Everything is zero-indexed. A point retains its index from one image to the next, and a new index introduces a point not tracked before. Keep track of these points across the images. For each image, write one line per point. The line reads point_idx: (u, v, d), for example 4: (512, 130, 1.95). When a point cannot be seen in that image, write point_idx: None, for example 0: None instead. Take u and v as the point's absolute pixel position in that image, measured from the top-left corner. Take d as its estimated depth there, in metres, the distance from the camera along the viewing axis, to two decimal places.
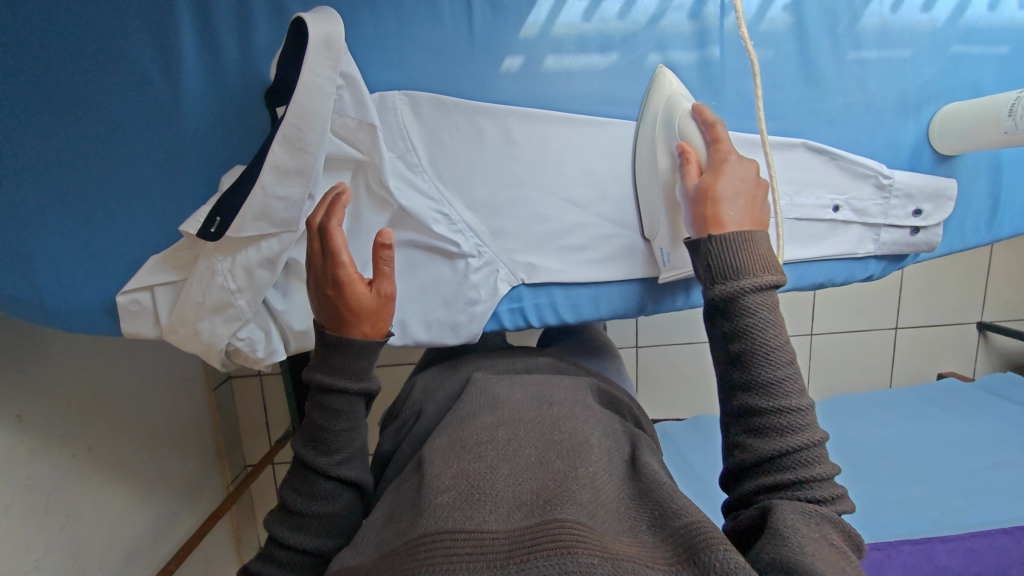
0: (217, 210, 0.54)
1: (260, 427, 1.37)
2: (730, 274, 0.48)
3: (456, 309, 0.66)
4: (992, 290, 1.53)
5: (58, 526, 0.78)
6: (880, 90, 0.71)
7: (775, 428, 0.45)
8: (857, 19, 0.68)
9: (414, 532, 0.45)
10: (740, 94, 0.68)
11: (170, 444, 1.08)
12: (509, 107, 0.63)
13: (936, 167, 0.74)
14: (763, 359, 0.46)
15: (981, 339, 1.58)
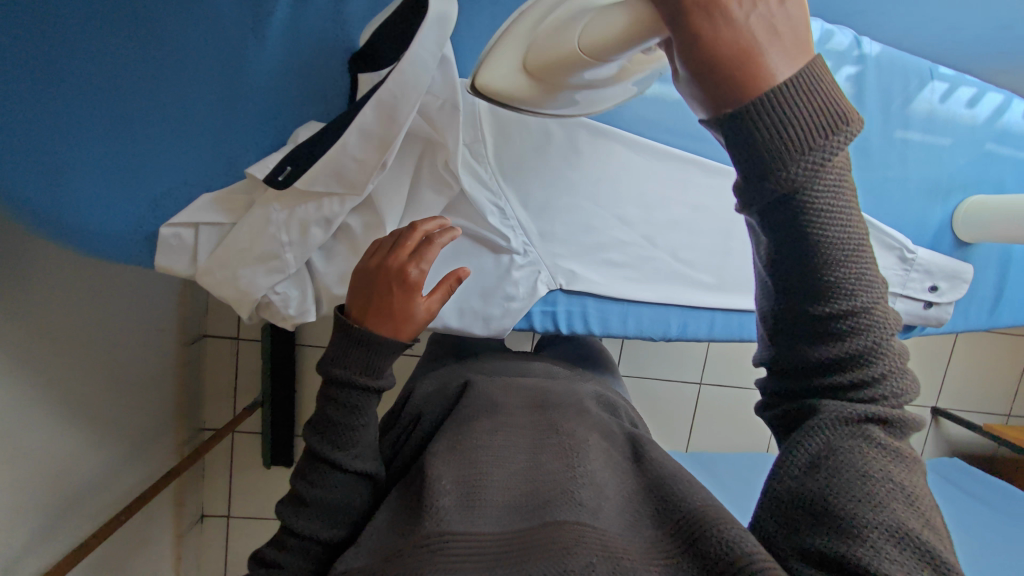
0: (288, 161, 0.59)
1: (225, 392, 1.30)
2: (789, 148, 0.32)
3: (493, 302, 0.72)
4: (949, 378, 1.62)
5: (5, 457, 0.72)
6: (918, 170, 0.81)
7: (845, 339, 0.36)
8: (910, 102, 0.79)
9: (413, 532, 0.45)
10: None
11: (133, 390, 1.02)
12: (583, 118, 0.71)
13: (954, 250, 0.85)
14: (830, 258, 0.35)
15: (933, 423, 1.65)
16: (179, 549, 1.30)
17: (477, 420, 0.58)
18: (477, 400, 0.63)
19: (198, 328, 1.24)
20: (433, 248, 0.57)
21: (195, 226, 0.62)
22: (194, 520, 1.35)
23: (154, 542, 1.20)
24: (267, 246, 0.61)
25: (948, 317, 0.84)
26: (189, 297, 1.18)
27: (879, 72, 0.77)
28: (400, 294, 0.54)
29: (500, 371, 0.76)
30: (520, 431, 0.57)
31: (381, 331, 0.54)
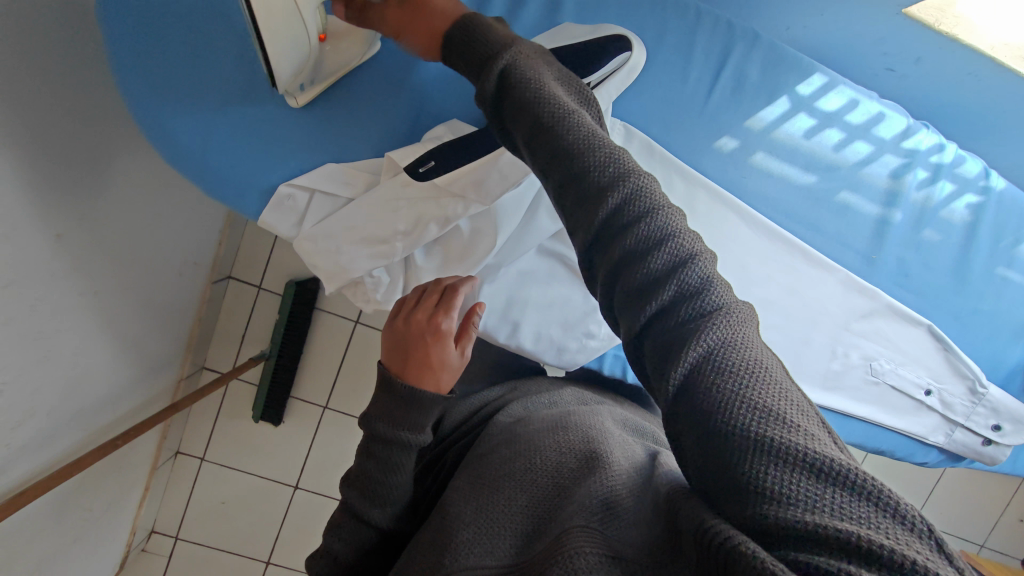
0: (432, 155, 0.61)
1: (234, 338, 1.27)
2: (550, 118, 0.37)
3: (573, 334, 0.77)
4: (934, 498, 1.63)
5: (39, 357, 0.71)
6: (1007, 311, 0.84)
7: (673, 283, 0.34)
8: (1018, 245, 0.82)
9: (437, 567, 0.47)
10: (898, 259, 0.81)
11: (160, 316, 1.01)
12: (705, 180, 0.75)
13: (1021, 395, 0.88)
14: (624, 205, 0.35)
15: None
16: (150, 480, 1.29)
17: (498, 450, 0.58)
18: (501, 432, 0.63)
19: (226, 268, 1.23)
20: (456, 297, 0.60)
21: (313, 191, 0.67)
22: (169, 456, 1.33)
23: (130, 468, 1.18)
24: (380, 232, 0.65)
25: (1003, 458, 0.85)
26: (229, 237, 1.18)
27: (996, 211, 0.81)
28: (429, 342, 0.57)
29: (530, 399, 0.74)
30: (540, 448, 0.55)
31: (420, 386, 0.56)
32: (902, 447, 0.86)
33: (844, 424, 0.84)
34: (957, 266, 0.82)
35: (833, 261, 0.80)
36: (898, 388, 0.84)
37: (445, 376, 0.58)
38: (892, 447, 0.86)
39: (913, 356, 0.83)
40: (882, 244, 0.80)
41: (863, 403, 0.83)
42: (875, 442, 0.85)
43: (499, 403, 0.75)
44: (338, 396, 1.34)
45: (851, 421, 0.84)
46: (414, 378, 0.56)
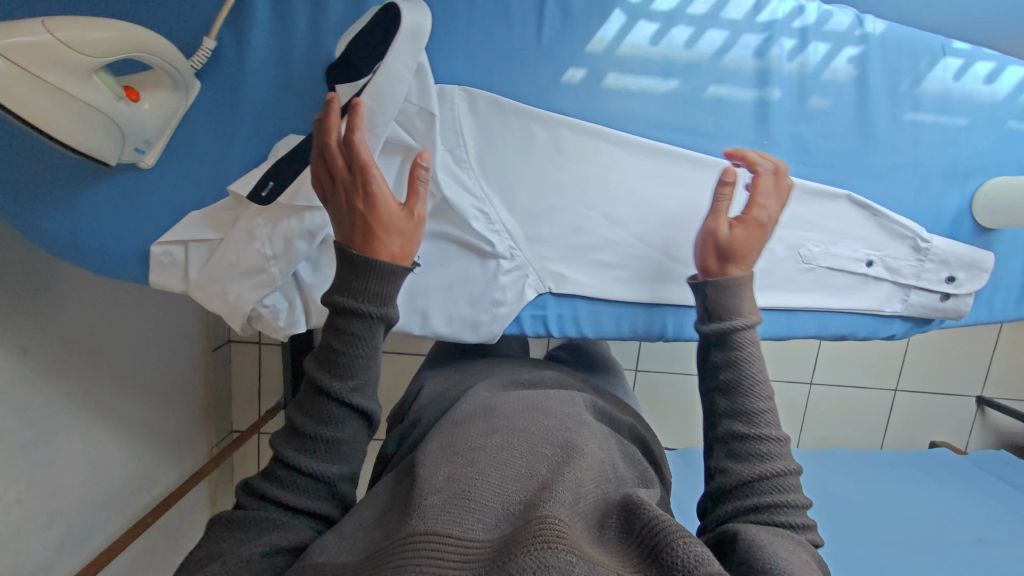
0: (269, 176, 0.63)
1: (248, 396, 1.32)
2: (724, 315, 0.58)
3: (480, 307, 0.71)
4: (998, 366, 1.54)
5: (45, 463, 0.78)
6: (930, 155, 0.79)
7: (751, 453, 0.51)
8: (920, 82, 0.77)
9: (401, 531, 0.44)
10: (795, 136, 0.75)
11: (163, 394, 1.06)
12: (564, 117, 0.69)
13: (975, 237, 0.81)
14: (746, 390, 0.54)
15: (978, 413, 1.57)
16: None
17: (475, 424, 0.57)
18: (473, 407, 0.63)
19: (222, 337, 1.26)
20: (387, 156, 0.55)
21: (186, 243, 0.65)
22: None
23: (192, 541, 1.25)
24: (253, 261, 0.62)
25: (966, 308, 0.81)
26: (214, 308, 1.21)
27: (881, 55, 0.75)
28: (370, 204, 0.53)
29: (505, 378, 0.76)
30: (519, 434, 0.55)
31: (382, 251, 0.53)
32: (862, 326, 0.81)
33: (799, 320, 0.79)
34: (861, 124, 0.76)
35: (718, 158, 0.74)
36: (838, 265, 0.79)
37: (403, 240, 0.54)
38: (852, 329, 0.81)
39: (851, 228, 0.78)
40: (771, 127, 0.74)
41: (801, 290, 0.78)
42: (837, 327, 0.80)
43: (466, 385, 0.76)
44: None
45: (800, 314, 0.79)
46: (368, 246, 0.53)
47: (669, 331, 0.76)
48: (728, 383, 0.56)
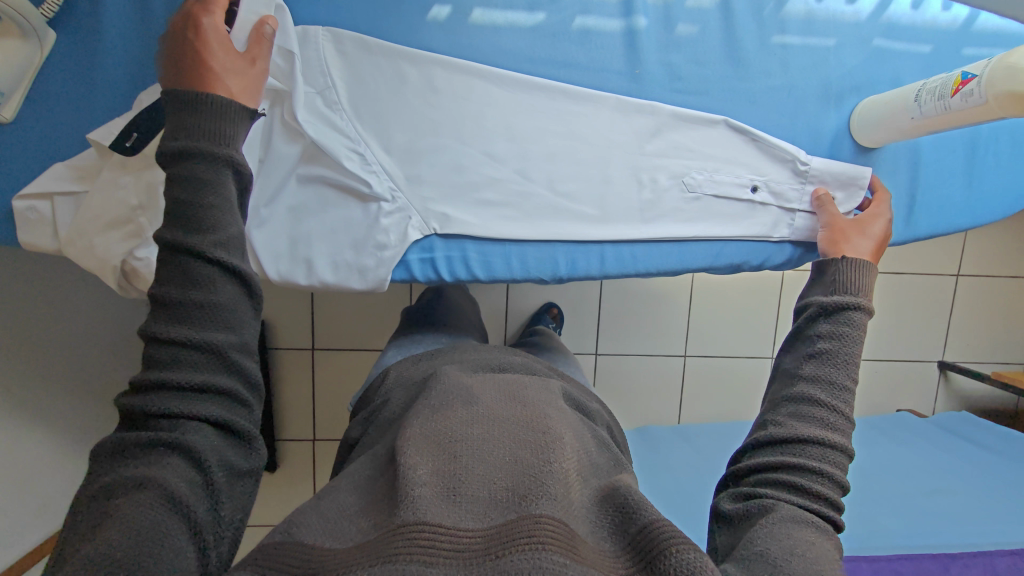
0: (134, 127, 0.68)
1: None
2: (847, 300, 0.63)
3: (364, 250, 0.75)
4: (954, 330, 1.60)
5: None
6: (801, 78, 0.83)
7: (817, 420, 0.55)
8: (782, 7, 0.81)
9: (391, 522, 0.44)
10: (662, 64, 0.80)
11: (94, 380, 1.05)
12: (432, 56, 0.75)
13: (856, 157, 0.86)
14: (841, 361, 0.59)
15: (942, 377, 1.63)
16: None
17: (454, 408, 0.56)
18: (453, 387, 0.61)
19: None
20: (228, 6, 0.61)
21: (52, 198, 0.71)
22: None
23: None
24: (118, 211, 0.69)
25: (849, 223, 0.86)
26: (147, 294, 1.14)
27: None
28: (207, 42, 0.56)
29: (477, 362, 0.75)
30: (504, 421, 0.54)
31: (225, 82, 0.56)
32: (754, 256, 0.86)
33: (619, 251, 0.82)
34: (729, 52, 0.81)
35: (599, 90, 0.80)
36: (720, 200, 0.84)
37: (246, 81, 0.58)
38: (745, 259, 0.86)
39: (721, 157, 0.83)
40: (638, 56, 0.80)
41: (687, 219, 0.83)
42: (657, 259, 0.83)
43: (434, 367, 0.75)
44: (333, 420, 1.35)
45: (689, 245, 0.83)
46: (210, 76, 0.55)
47: (564, 270, 0.81)
48: (819, 352, 0.60)
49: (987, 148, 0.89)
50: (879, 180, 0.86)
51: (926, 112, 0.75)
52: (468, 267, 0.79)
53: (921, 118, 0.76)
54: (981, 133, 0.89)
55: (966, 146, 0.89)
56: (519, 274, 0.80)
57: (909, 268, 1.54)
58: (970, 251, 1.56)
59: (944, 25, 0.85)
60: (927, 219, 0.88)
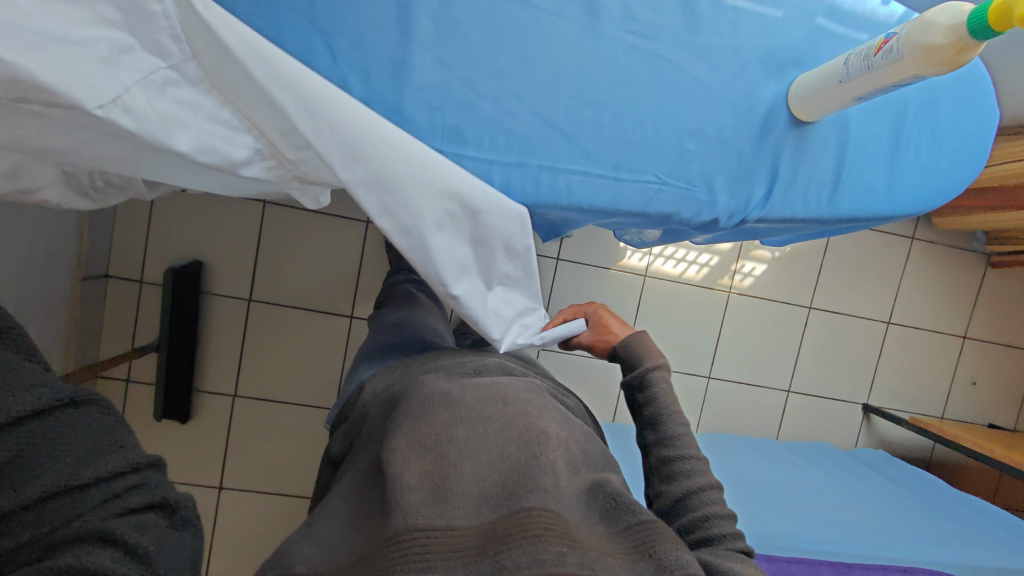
0: None
1: (126, 329, 1.29)
2: (637, 375, 0.76)
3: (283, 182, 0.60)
4: (879, 379, 1.80)
5: None
6: (747, 41, 0.68)
7: (684, 470, 0.67)
8: None
9: (387, 530, 0.53)
10: (623, 4, 0.66)
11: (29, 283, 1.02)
12: None
13: (788, 131, 0.70)
14: (670, 419, 0.71)
15: (865, 420, 1.81)
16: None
17: (438, 411, 0.63)
18: (431, 394, 0.66)
19: (100, 266, 1.24)
20: None
21: None
22: None
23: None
24: None
25: (815, 212, 0.72)
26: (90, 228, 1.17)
27: None
28: None
29: (452, 369, 0.77)
30: (490, 420, 0.62)
31: None
32: (687, 207, 0.70)
33: (549, 178, 0.68)
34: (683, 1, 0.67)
35: (553, 19, 0.66)
36: (645, 148, 0.69)
37: None
38: (676, 209, 0.70)
39: (628, 104, 0.68)
40: None
41: (616, 152, 0.68)
42: (619, 198, 0.69)
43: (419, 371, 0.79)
44: (294, 390, 1.38)
45: (624, 180, 0.69)
46: None
47: (497, 189, 0.67)
48: (653, 420, 0.72)
49: (909, 139, 0.73)
50: (796, 160, 0.71)
51: (853, 75, 0.59)
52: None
53: (847, 81, 0.60)
54: (906, 121, 0.72)
55: (890, 133, 0.72)
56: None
57: (848, 311, 1.76)
58: (901, 304, 1.79)
59: (883, 20, 0.70)
60: (850, 201, 0.73)
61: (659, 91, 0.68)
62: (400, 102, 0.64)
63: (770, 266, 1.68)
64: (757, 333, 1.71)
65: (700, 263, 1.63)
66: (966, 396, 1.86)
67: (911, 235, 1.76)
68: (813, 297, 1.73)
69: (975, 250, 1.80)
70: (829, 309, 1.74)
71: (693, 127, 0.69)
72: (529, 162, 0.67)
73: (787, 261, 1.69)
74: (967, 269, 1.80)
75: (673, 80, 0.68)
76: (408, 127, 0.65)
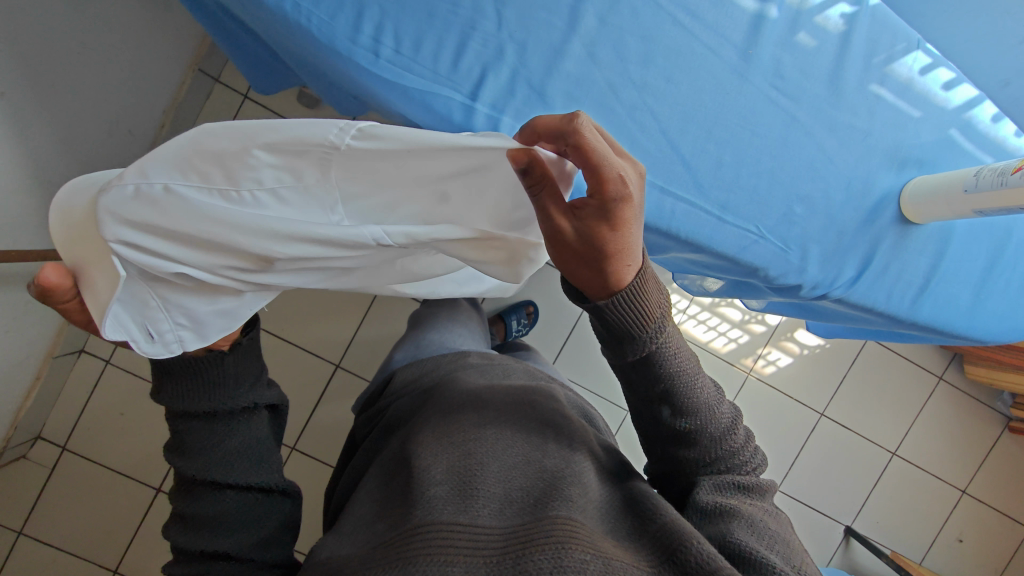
0: None
1: None
2: (650, 338, 0.50)
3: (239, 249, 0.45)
4: (868, 505, 1.77)
5: None
6: (879, 130, 0.71)
7: (705, 429, 0.55)
8: (890, 62, 0.70)
9: (406, 523, 0.45)
10: (776, 61, 0.69)
11: (120, 149, 1.02)
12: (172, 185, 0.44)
13: (892, 226, 0.71)
14: (684, 381, 0.54)
15: (843, 541, 1.76)
16: (44, 370, 1.06)
17: (467, 413, 0.58)
18: (463, 396, 0.62)
19: None
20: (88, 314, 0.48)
21: None
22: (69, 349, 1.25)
23: (67, 364, 1.11)
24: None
25: (897, 310, 0.73)
26: (176, 115, 1.13)
27: (870, 24, 0.69)
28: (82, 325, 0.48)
29: (485, 367, 0.74)
30: (520, 423, 0.58)
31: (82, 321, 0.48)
32: (776, 265, 0.71)
33: (657, 197, 0.68)
34: (832, 74, 0.69)
35: (707, 54, 0.68)
36: (753, 199, 0.70)
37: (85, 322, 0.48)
38: (767, 264, 0.71)
39: (752, 153, 0.69)
40: (756, 42, 0.68)
41: (726, 193, 0.69)
42: (716, 236, 0.69)
43: (448, 368, 0.75)
44: (312, 335, 1.23)
45: (725, 222, 0.70)
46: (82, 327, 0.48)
47: None
48: (671, 386, 0.53)
49: (1003, 269, 0.74)
50: (894, 255, 0.72)
51: (980, 188, 0.61)
52: None
53: (972, 193, 0.62)
54: (1005, 251, 0.74)
55: (987, 257, 0.74)
56: None
57: (858, 429, 1.73)
58: (909, 439, 1.77)
59: (1010, 149, 0.73)
60: (930, 309, 0.73)
61: (786, 150, 0.70)
62: (544, 84, 0.66)
63: (796, 361, 1.68)
64: (764, 421, 1.69)
65: (729, 337, 1.64)
66: (951, 551, 1.81)
67: (939, 375, 1.75)
68: (827, 404, 1.71)
69: (996, 409, 1.79)
70: (840, 422, 1.72)
71: (805, 193, 0.70)
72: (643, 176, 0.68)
73: (813, 361, 1.69)
74: (984, 425, 1.79)
75: (801, 144, 0.70)
76: (544, 109, 0.67)
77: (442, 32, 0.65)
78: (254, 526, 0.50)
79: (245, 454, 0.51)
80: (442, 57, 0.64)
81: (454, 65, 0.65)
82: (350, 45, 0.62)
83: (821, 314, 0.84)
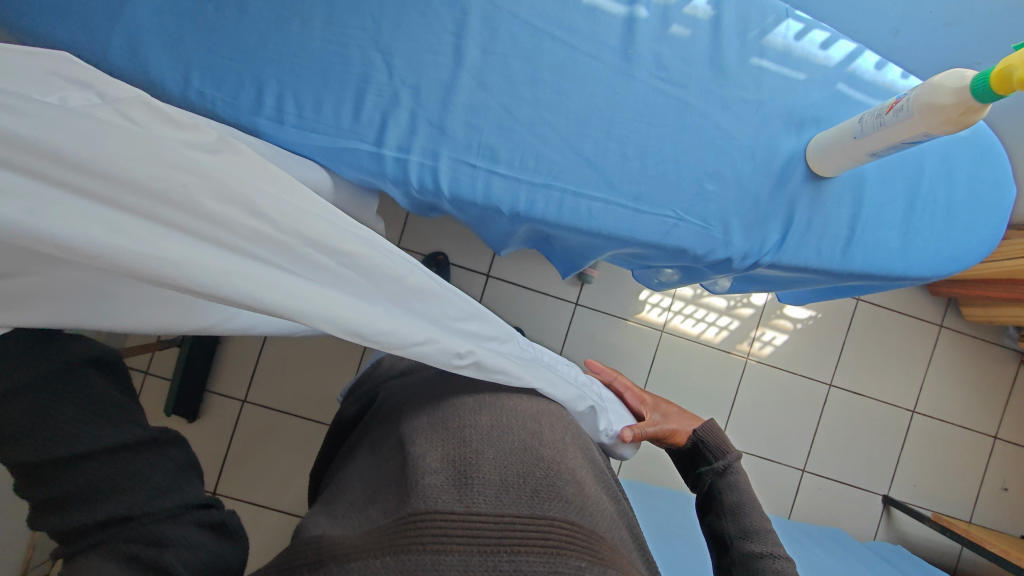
0: None
1: None
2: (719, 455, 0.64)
3: None
4: (901, 469, 1.71)
5: None
6: (770, 98, 0.74)
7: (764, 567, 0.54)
8: (765, 34, 0.74)
9: (402, 510, 0.45)
10: (656, 55, 0.72)
11: None
12: None
13: (805, 184, 0.73)
14: (752, 510, 0.59)
15: (885, 512, 1.70)
16: None
17: (461, 399, 0.58)
18: (459, 382, 0.62)
19: None
20: None
21: None
22: None
23: None
24: None
25: (831, 265, 0.74)
26: None
27: (736, 3, 0.73)
28: None
29: None
30: (513, 413, 0.57)
31: None
32: (702, 242, 0.72)
33: (572, 202, 0.71)
34: (712, 56, 0.73)
35: (590, 61, 0.72)
36: (664, 185, 0.72)
37: None
38: (691, 243, 0.72)
39: (653, 143, 0.72)
40: (633, 40, 0.72)
41: (637, 185, 0.72)
42: (636, 228, 0.71)
43: None
44: (303, 400, 1.25)
45: (643, 212, 0.72)
46: None
47: (520, 206, 0.70)
48: (735, 507, 0.60)
49: (924, 204, 0.75)
50: (813, 212, 0.73)
51: (866, 133, 0.64)
52: (436, 176, 0.69)
53: (862, 138, 0.65)
54: (921, 186, 0.75)
55: (905, 195, 0.75)
56: (479, 197, 0.70)
57: (872, 393, 1.70)
58: (927, 393, 1.72)
59: (901, 91, 0.76)
60: (863, 256, 0.74)
61: (685, 134, 0.73)
62: (443, 119, 0.70)
63: (791, 337, 1.65)
64: (775, 402, 1.65)
65: (720, 326, 1.60)
66: (998, 503, 1.73)
67: (939, 323, 1.72)
68: (835, 374, 1.68)
69: (1006, 345, 1.74)
70: (852, 389, 1.69)
71: (713, 169, 0.73)
72: (554, 183, 0.71)
73: (809, 333, 1.67)
74: (999, 365, 1.74)
75: (699, 125, 0.73)
76: (447, 141, 0.70)
77: (340, 91, 0.69)
78: (140, 478, 0.40)
79: (91, 412, 0.39)
80: (343, 112, 0.69)
81: (356, 116, 0.69)
82: (255, 119, 0.67)
83: (770, 281, 0.85)
